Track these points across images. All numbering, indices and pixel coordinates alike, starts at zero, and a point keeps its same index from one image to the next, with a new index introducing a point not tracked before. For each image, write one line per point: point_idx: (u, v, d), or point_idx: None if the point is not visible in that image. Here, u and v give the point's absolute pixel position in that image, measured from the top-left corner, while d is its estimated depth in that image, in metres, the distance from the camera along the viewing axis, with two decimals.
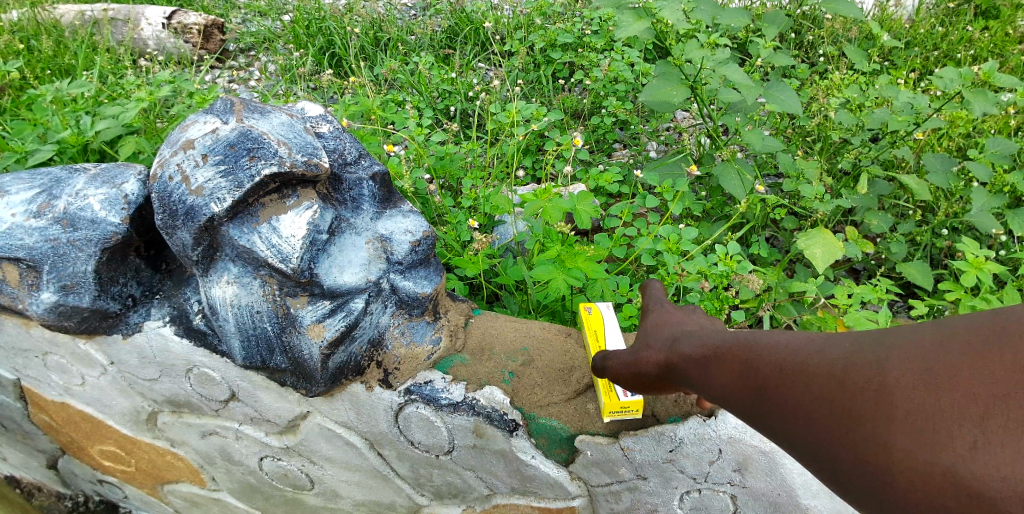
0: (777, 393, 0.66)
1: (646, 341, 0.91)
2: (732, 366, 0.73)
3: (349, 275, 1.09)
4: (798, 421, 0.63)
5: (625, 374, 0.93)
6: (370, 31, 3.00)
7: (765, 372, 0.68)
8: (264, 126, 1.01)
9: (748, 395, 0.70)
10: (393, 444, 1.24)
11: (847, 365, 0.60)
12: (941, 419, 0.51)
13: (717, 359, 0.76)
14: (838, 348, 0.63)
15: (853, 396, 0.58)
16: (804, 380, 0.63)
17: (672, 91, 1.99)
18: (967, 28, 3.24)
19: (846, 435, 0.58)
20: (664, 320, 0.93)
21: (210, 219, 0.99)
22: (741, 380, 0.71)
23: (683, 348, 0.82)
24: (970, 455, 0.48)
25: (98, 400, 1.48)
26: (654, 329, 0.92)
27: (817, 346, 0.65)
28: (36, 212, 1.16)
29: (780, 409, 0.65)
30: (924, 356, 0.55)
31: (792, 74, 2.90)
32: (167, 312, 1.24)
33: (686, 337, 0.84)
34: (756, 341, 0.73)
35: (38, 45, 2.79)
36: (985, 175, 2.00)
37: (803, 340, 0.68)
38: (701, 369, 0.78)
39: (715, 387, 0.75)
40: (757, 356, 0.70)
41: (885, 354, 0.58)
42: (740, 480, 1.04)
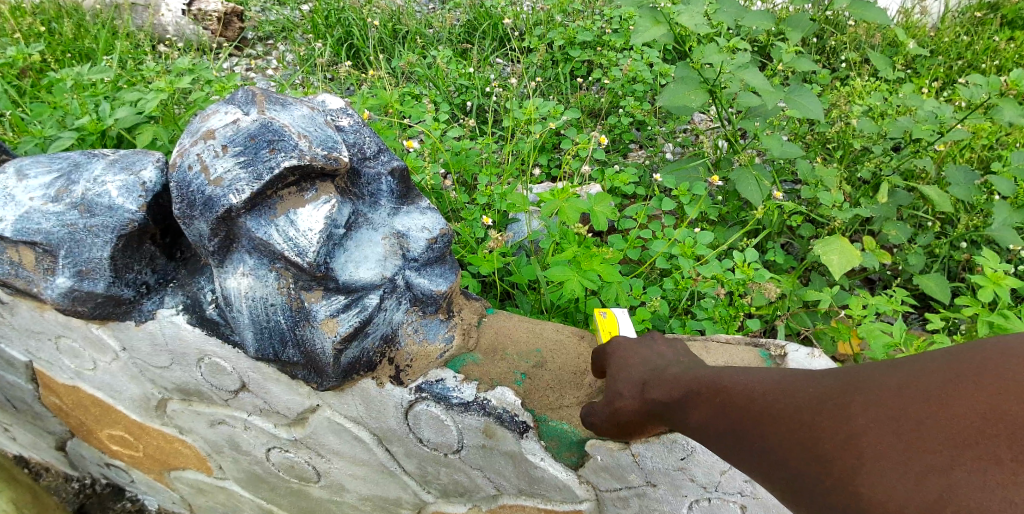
0: (754, 432, 0.69)
1: (619, 387, 0.91)
2: (712, 403, 0.76)
3: (364, 271, 1.08)
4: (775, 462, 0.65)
5: (603, 422, 0.95)
6: (388, 22, 2.99)
7: (746, 412, 0.71)
8: (285, 118, 1.00)
9: (728, 434, 0.72)
10: (402, 441, 1.24)
11: (819, 411, 0.62)
12: (910, 459, 0.52)
13: (698, 399, 0.79)
14: (811, 390, 0.65)
15: (825, 437, 0.59)
16: (780, 421, 0.66)
17: (691, 95, 1.96)
18: (993, 38, 3.19)
19: (820, 478, 0.58)
20: (632, 359, 0.93)
21: (228, 210, 0.98)
22: (723, 419, 0.74)
23: (662, 387, 0.85)
24: (937, 495, 0.49)
25: (109, 385, 1.49)
26: (624, 374, 0.92)
27: (793, 387, 0.68)
28: (54, 197, 1.16)
29: (759, 449, 0.67)
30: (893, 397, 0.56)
31: (813, 79, 2.87)
32: (180, 300, 1.24)
33: (666, 373, 0.86)
34: (737, 387, 0.75)
35: (59, 28, 2.80)
36: (1007, 188, 1.97)
37: (780, 381, 0.71)
38: (682, 409, 0.80)
39: (697, 425, 0.77)
40: (739, 402, 0.73)
41: (857, 395, 0.60)
42: (751, 490, 1.03)
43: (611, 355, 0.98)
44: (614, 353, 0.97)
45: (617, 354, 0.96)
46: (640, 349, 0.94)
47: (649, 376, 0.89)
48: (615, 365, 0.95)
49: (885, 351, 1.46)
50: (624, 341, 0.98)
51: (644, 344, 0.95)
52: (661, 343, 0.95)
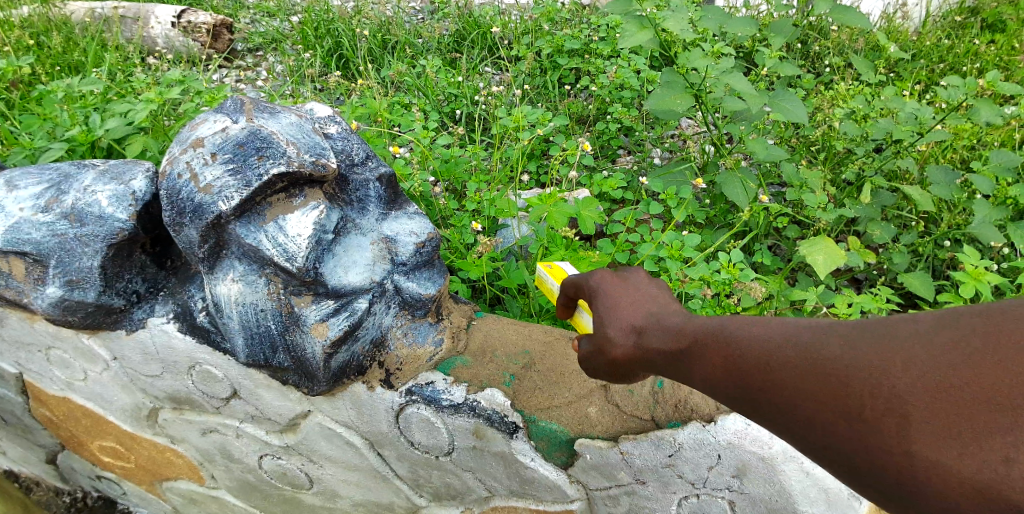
0: (764, 389, 0.66)
1: (603, 332, 0.88)
2: (715, 359, 0.72)
3: (353, 275, 1.09)
4: (793, 419, 0.63)
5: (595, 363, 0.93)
6: (378, 33, 3.02)
7: (749, 366, 0.68)
8: (273, 126, 1.02)
9: (738, 390, 0.70)
10: (393, 445, 1.25)
11: (847, 368, 0.58)
12: (968, 425, 0.49)
13: (694, 355, 0.75)
14: (824, 344, 0.62)
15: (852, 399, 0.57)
16: (800, 378, 0.62)
17: (677, 99, 1.98)
18: (974, 41, 3.25)
19: (861, 439, 0.56)
20: (615, 301, 0.89)
21: (217, 217, 0.99)
22: (724, 376, 0.71)
23: (651, 340, 0.82)
24: (1003, 462, 0.47)
25: (99, 395, 1.49)
26: (608, 318, 0.87)
27: (804, 338, 0.64)
28: (44, 207, 1.17)
29: (773, 404, 0.66)
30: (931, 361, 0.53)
31: (797, 83, 2.91)
32: (171, 308, 1.24)
33: (652, 325, 0.83)
34: (741, 335, 0.70)
35: (48, 41, 2.81)
36: (988, 187, 2.01)
37: (785, 330, 0.67)
38: (683, 364, 0.77)
39: (701, 380, 0.75)
40: (747, 356, 0.69)
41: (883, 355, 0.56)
42: (738, 486, 1.04)
43: (592, 295, 0.93)
44: (594, 294, 0.93)
45: (602, 290, 0.91)
46: (622, 291, 0.89)
47: (635, 323, 0.85)
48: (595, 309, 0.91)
49: None
50: (604, 278, 0.93)
51: (626, 282, 0.91)
52: (644, 282, 0.90)
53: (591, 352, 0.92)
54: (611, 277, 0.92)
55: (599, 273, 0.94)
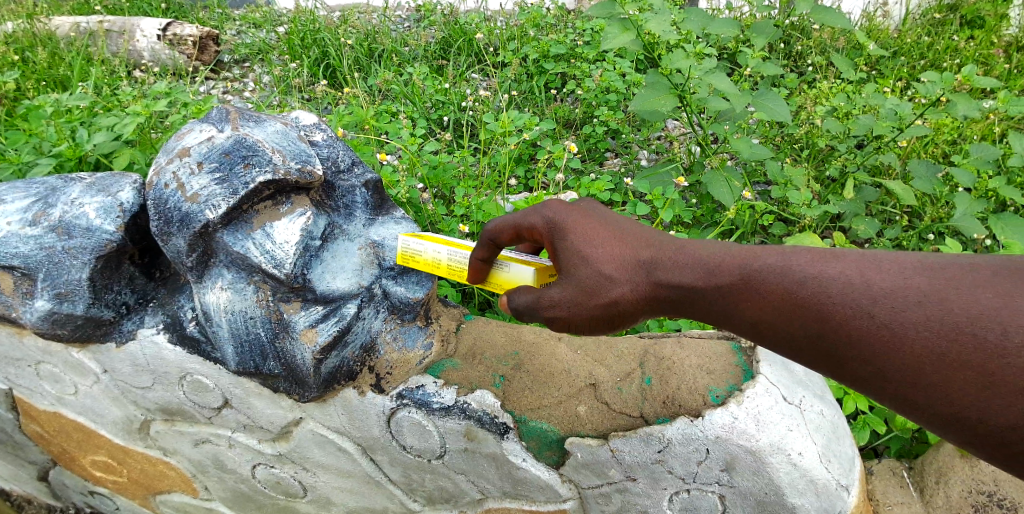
0: (820, 327, 0.74)
1: (604, 273, 0.85)
2: (768, 300, 0.78)
3: (341, 281, 1.10)
4: (845, 353, 0.73)
5: (574, 315, 0.88)
6: (364, 42, 3.04)
7: (807, 305, 0.74)
8: (258, 134, 1.03)
9: (797, 331, 0.76)
10: (386, 450, 1.25)
11: (932, 324, 0.66)
12: None
13: (740, 295, 0.80)
14: (895, 288, 0.70)
15: (917, 341, 0.67)
16: (877, 327, 0.69)
17: (661, 99, 2.01)
18: (954, 37, 3.30)
19: (935, 387, 0.66)
20: (601, 238, 0.87)
21: (205, 225, 1.00)
22: (777, 315, 0.77)
23: (676, 279, 0.83)
24: None
25: (90, 409, 1.48)
26: (600, 255, 0.86)
27: (871, 280, 0.72)
28: (31, 221, 1.18)
29: (826, 340, 0.74)
30: (999, 312, 0.63)
31: (781, 83, 2.95)
32: (161, 319, 1.25)
33: (671, 263, 0.84)
34: (803, 280, 0.76)
35: (32, 56, 2.80)
36: (968, 180, 2.04)
37: (846, 271, 0.74)
38: (722, 302, 0.81)
39: (742, 319, 0.81)
40: (813, 301, 0.74)
41: (954, 303, 0.66)
42: (727, 480, 1.05)
43: (556, 232, 0.90)
44: (560, 229, 0.90)
45: (576, 232, 0.88)
46: (605, 226, 0.88)
47: (641, 259, 0.85)
48: (574, 245, 0.87)
49: None
50: (562, 210, 0.91)
51: (596, 217, 0.90)
52: (616, 218, 0.90)
53: (568, 291, 0.87)
54: (578, 210, 0.90)
55: (557, 205, 0.92)
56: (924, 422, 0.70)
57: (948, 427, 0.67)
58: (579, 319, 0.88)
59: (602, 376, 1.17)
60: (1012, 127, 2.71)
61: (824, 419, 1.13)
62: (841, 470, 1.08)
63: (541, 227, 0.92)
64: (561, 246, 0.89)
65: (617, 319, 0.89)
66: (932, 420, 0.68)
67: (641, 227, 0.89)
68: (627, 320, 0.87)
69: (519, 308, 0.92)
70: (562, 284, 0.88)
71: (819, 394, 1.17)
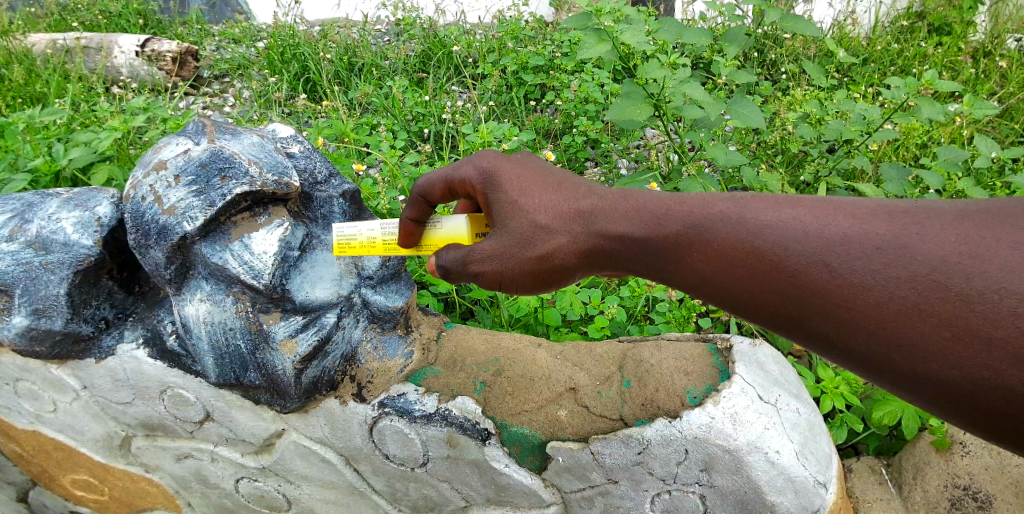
0: (777, 281, 0.71)
1: (539, 223, 0.90)
2: (717, 251, 0.77)
3: (321, 290, 1.12)
4: (803, 309, 0.69)
5: (508, 269, 0.93)
6: (344, 56, 3.06)
7: (762, 256, 0.73)
8: (235, 146, 1.04)
9: (748, 282, 0.74)
10: (369, 459, 1.25)
11: (885, 269, 0.63)
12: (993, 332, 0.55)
13: (688, 245, 0.80)
14: (856, 233, 0.66)
15: (875, 291, 0.63)
16: (824, 272, 0.67)
17: (636, 109, 2.05)
18: (922, 44, 3.39)
19: (882, 337, 0.63)
20: (533, 187, 0.92)
21: (183, 238, 1.01)
22: (729, 267, 0.76)
23: (614, 227, 0.86)
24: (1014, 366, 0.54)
25: (69, 427, 1.47)
26: (531, 202, 0.91)
27: (829, 226, 0.69)
28: (8, 236, 1.18)
29: (782, 294, 0.71)
30: (963, 258, 0.59)
31: (756, 90, 3.01)
32: (140, 333, 1.24)
33: (610, 211, 0.87)
34: (754, 230, 0.74)
35: (8, 73, 2.79)
36: (937, 181, 2.09)
37: (802, 219, 0.71)
38: (669, 255, 0.82)
39: (692, 272, 0.81)
40: (761, 251, 0.73)
41: (914, 251, 0.62)
42: (707, 479, 1.07)
43: (488, 181, 0.94)
44: (491, 179, 0.94)
45: (510, 185, 0.92)
46: (538, 177, 0.93)
47: (577, 210, 0.89)
48: (505, 194, 0.92)
49: None
50: (494, 160, 0.95)
51: (529, 167, 0.95)
52: (547, 170, 0.95)
53: (497, 244, 0.92)
54: (510, 161, 0.95)
55: (490, 155, 0.96)
56: (887, 382, 0.66)
57: (921, 391, 0.63)
58: (508, 270, 0.93)
59: (582, 381, 1.18)
60: (980, 130, 2.78)
61: (800, 417, 1.14)
62: (818, 467, 1.10)
63: (475, 179, 0.96)
64: (493, 197, 0.94)
65: (555, 275, 0.93)
66: (900, 381, 0.64)
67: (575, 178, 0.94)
68: (557, 269, 0.92)
69: (450, 267, 0.99)
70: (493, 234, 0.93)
71: (796, 393, 1.19)
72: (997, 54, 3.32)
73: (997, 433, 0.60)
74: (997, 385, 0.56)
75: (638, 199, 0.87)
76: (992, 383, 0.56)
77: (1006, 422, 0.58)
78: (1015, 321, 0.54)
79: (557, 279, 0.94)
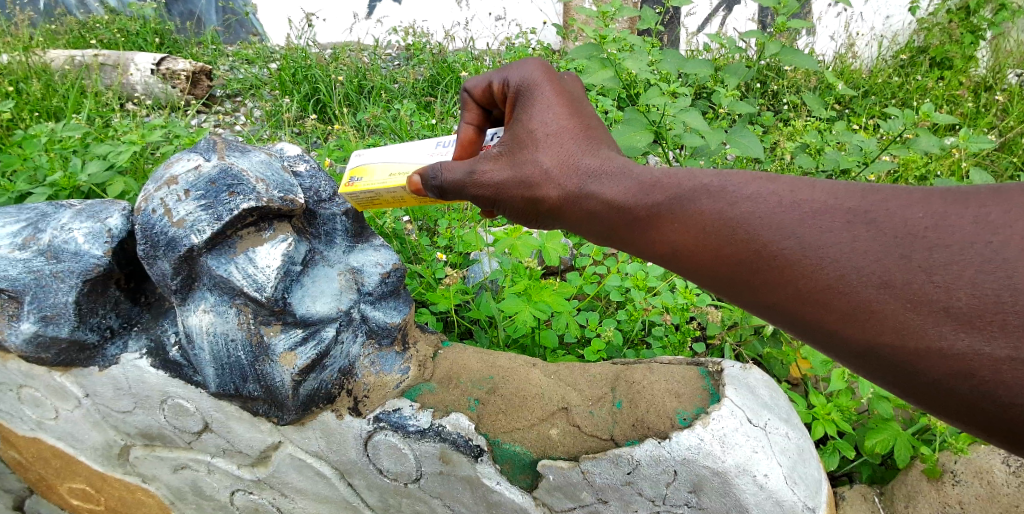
0: (746, 250, 0.75)
1: (542, 167, 0.94)
2: (695, 223, 0.81)
3: (321, 304, 1.16)
4: (768, 279, 0.73)
5: (506, 196, 0.98)
6: (354, 79, 3.14)
7: (734, 226, 0.76)
8: (244, 163, 1.09)
9: (716, 254, 0.78)
10: (362, 473, 1.27)
11: (856, 240, 0.66)
12: (955, 303, 0.58)
13: (667, 216, 0.84)
14: (828, 208, 0.70)
15: (839, 262, 0.66)
16: (794, 242, 0.70)
17: (636, 135, 2.09)
18: (923, 78, 3.44)
19: (841, 306, 0.65)
20: (552, 123, 0.97)
21: (190, 250, 1.05)
22: (702, 239, 0.80)
23: (602, 191, 0.90)
24: (969, 334, 0.57)
25: (70, 434, 1.49)
26: (542, 146, 0.95)
27: (803, 201, 0.72)
28: (21, 245, 1.23)
29: (751, 264, 0.74)
30: (926, 232, 0.62)
31: (758, 120, 3.06)
32: (144, 344, 1.28)
33: (603, 179, 0.91)
34: (732, 204, 0.78)
35: (27, 87, 2.85)
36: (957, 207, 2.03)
37: (779, 194, 0.75)
38: (648, 227, 0.87)
39: (668, 244, 0.85)
40: (739, 222, 0.76)
41: (878, 237, 0.64)
42: (696, 501, 1.08)
43: (522, 90, 1.05)
44: (528, 90, 1.04)
45: (534, 109, 1.00)
46: (563, 115, 0.99)
47: (582, 167, 0.93)
48: (529, 114, 1.00)
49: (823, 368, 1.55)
50: (535, 71, 1.05)
51: (560, 94, 1.02)
52: (571, 107, 1.01)
53: (505, 167, 0.97)
54: (549, 83, 1.04)
55: (535, 67, 1.05)
56: (843, 356, 0.69)
57: (876, 366, 0.66)
58: (504, 192, 0.98)
59: (575, 401, 1.19)
60: (978, 163, 2.82)
61: (789, 442, 1.15)
62: (807, 493, 1.11)
63: (516, 82, 1.06)
64: (520, 114, 1.02)
65: (542, 222, 1.01)
66: (851, 352, 0.67)
67: (593, 132, 0.98)
68: (540, 215, 0.99)
69: (447, 186, 1.01)
70: (504, 152, 0.99)
71: (785, 417, 1.20)
72: (997, 89, 3.37)
73: (941, 405, 0.63)
74: (945, 354, 0.59)
75: (631, 170, 0.90)
76: (935, 349, 0.59)
77: (950, 393, 0.61)
78: (967, 292, 0.57)
79: (537, 223, 1.02)
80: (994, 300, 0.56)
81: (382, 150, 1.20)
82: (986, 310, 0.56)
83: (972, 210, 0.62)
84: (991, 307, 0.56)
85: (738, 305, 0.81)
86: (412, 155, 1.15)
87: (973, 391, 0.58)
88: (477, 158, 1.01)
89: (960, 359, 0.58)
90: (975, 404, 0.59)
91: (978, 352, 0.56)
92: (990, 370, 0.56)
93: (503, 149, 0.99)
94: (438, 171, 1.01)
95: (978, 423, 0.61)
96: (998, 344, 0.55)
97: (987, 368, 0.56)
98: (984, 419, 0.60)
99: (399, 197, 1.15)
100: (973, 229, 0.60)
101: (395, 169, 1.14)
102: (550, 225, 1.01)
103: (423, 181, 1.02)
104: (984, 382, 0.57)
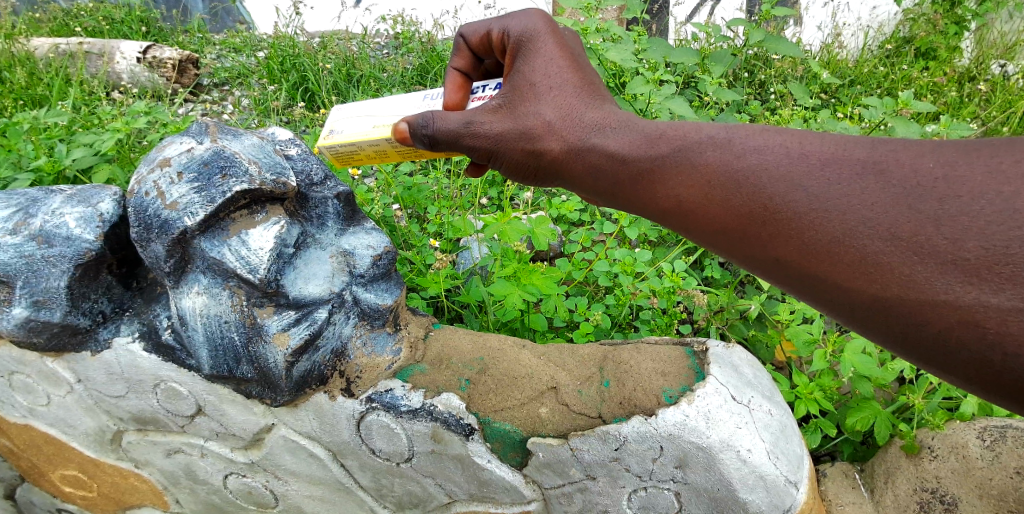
0: (752, 204, 0.78)
1: (545, 118, 0.97)
2: (705, 180, 0.83)
3: (313, 286, 1.19)
4: (773, 233, 0.76)
5: (509, 153, 1.00)
6: (343, 67, 3.13)
7: (742, 179, 0.80)
8: (235, 146, 1.10)
9: (723, 210, 0.81)
10: (356, 454, 1.29)
11: (866, 192, 0.69)
12: (964, 257, 0.59)
13: (674, 170, 0.87)
14: (836, 159, 0.73)
15: (847, 213, 0.69)
16: (803, 196, 0.73)
17: None
18: (908, 68, 3.48)
19: (849, 258, 0.68)
20: (555, 76, 0.99)
21: (183, 232, 1.07)
22: (710, 196, 0.83)
23: (606, 145, 0.94)
24: (974, 287, 0.58)
25: (62, 420, 1.49)
26: (544, 98, 0.98)
27: (812, 151, 0.76)
28: (12, 229, 1.23)
29: (758, 217, 0.77)
30: (937, 182, 0.65)
31: (745, 109, 3.10)
32: (136, 328, 1.29)
33: (607, 131, 0.95)
34: (745, 160, 0.80)
35: (10, 75, 2.82)
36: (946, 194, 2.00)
37: (789, 145, 0.78)
38: (655, 185, 0.90)
39: (677, 203, 0.87)
40: (752, 176, 0.79)
41: (887, 189, 0.67)
42: (682, 476, 1.11)
43: (524, 40, 1.06)
44: (529, 40, 1.05)
45: (539, 61, 1.01)
46: (566, 68, 1.01)
47: (590, 122, 0.96)
48: (531, 66, 1.02)
49: (807, 348, 1.59)
50: (537, 21, 1.07)
51: (561, 48, 1.04)
52: (578, 62, 1.04)
53: (504, 119, 0.99)
54: (551, 35, 1.05)
55: (539, 18, 1.07)
56: (849, 313, 0.71)
57: (880, 322, 0.68)
58: (502, 147, 1.00)
59: (564, 380, 1.22)
60: None
61: (772, 419, 1.18)
62: (790, 467, 1.14)
63: (517, 32, 1.07)
64: (520, 66, 1.03)
65: (546, 178, 1.03)
66: (857, 308, 0.70)
67: (595, 89, 1.01)
68: (539, 168, 1.01)
69: (437, 137, 1.01)
70: (503, 105, 1.01)
71: (769, 395, 1.23)
72: (980, 79, 3.42)
73: (946, 363, 0.64)
74: (951, 306, 0.60)
75: (635, 124, 0.94)
76: (941, 303, 0.61)
77: (955, 350, 0.62)
78: (976, 243, 0.59)
79: (540, 180, 1.04)
80: (1003, 250, 0.57)
81: (366, 104, 1.20)
82: (994, 261, 0.57)
83: (983, 162, 0.64)
84: (999, 258, 0.57)
85: (745, 265, 0.84)
86: (399, 108, 1.16)
87: (979, 345, 0.59)
88: (472, 111, 1.02)
89: (965, 312, 0.59)
90: (976, 360, 0.61)
91: (985, 303, 0.58)
92: (996, 324, 0.57)
93: (502, 102, 1.01)
94: (429, 120, 1.01)
95: (983, 382, 0.62)
96: (1005, 296, 0.56)
97: (992, 321, 0.57)
98: (987, 377, 0.61)
99: (381, 151, 1.17)
100: (983, 179, 0.63)
101: (378, 122, 1.15)
102: (549, 180, 1.04)
103: (411, 129, 1.02)
104: (987, 335, 0.58)
